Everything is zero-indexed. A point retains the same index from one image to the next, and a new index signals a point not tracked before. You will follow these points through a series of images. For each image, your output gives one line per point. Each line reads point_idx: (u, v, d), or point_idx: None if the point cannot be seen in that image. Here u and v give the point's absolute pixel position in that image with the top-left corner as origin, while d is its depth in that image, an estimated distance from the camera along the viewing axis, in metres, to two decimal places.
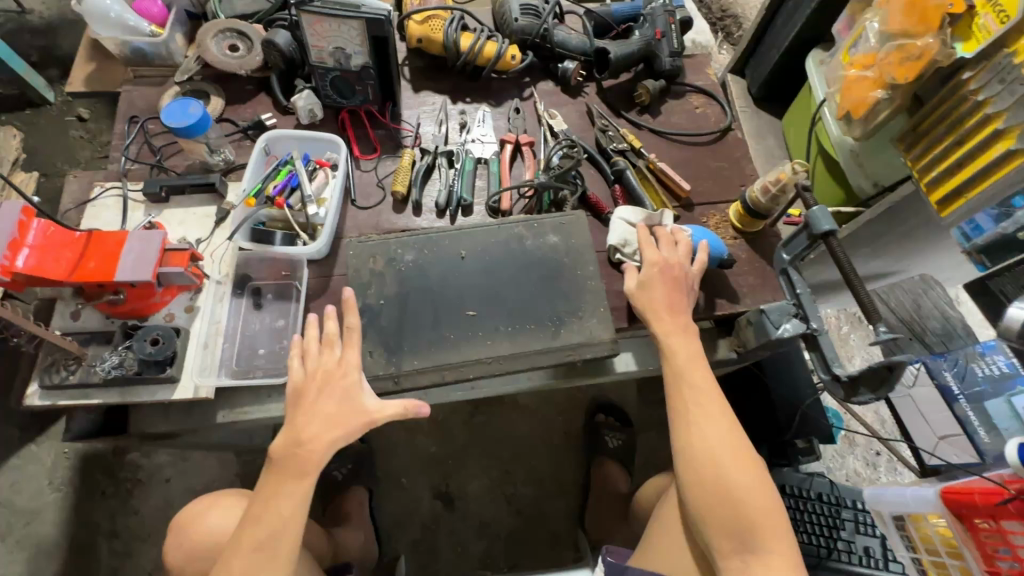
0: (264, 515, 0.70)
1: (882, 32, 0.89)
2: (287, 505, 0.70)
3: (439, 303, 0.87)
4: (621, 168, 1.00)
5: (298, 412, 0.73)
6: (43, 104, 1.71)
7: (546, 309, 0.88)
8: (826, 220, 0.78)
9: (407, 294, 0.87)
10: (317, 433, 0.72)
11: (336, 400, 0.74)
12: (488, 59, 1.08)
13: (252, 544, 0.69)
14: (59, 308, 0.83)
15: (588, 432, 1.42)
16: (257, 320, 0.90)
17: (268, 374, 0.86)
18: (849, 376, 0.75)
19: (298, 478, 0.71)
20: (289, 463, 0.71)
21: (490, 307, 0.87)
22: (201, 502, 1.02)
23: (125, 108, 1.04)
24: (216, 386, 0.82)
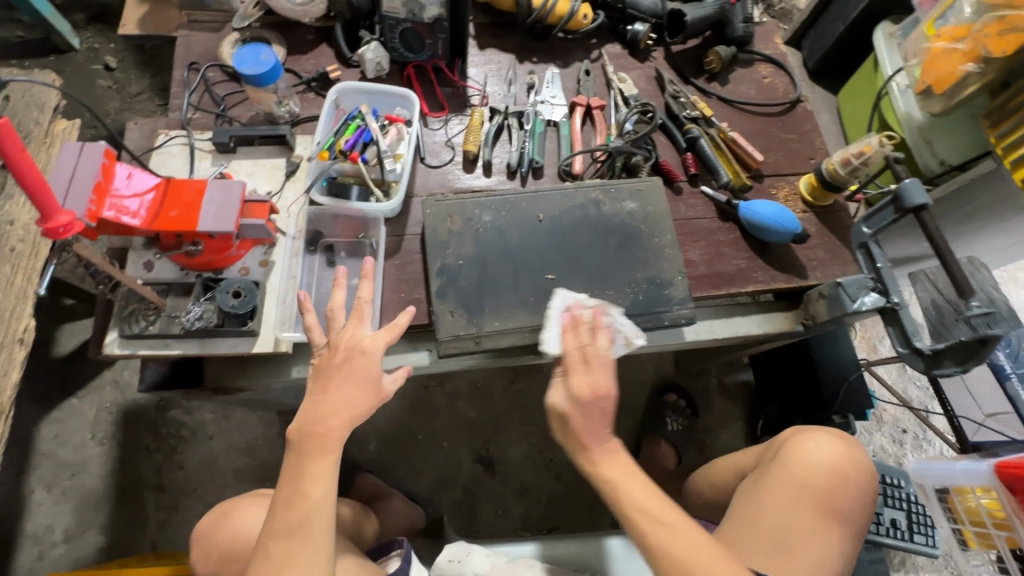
0: (294, 494, 0.66)
1: (980, 4, 0.87)
2: (317, 487, 0.66)
3: (517, 265, 0.86)
4: (695, 136, 0.99)
5: (317, 387, 0.70)
6: (68, 51, 1.65)
7: (624, 276, 0.87)
8: (920, 194, 0.77)
9: (485, 256, 0.86)
10: (336, 407, 0.68)
11: (353, 375, 0.70)
12: (560, 18, 1.04)
13: (286, 525, 0.65)
14: (133, 258, 0.81)
15: (653, 408, 1.44)
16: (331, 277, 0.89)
17: None
18: (934, 349, 0.76)
19: (325, 453, 0.67)
20: (315, 439, 0.67)
21: (569, 271, 0.86)
22: (218, 510, 0.92)
23: (183, 53, 1.00)
24: (295, 340, 0.82)
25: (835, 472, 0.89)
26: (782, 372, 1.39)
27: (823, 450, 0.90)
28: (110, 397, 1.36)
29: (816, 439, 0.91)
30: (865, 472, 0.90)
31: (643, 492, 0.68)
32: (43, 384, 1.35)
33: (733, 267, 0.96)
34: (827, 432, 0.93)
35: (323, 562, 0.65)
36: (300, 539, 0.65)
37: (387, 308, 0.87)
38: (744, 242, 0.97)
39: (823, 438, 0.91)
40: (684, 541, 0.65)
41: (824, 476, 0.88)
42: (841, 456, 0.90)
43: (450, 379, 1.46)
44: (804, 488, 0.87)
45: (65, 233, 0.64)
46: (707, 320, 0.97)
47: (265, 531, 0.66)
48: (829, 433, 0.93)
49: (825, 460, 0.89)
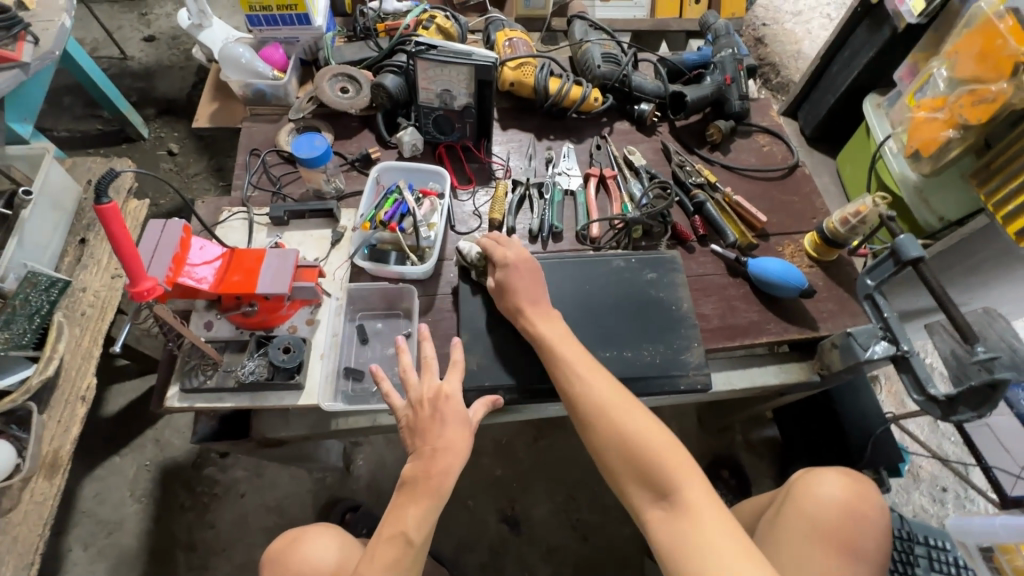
0: (394, 532, 0.72)
1: (952, 79, 0.97)
2: (417, 522, 0.73)
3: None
4: (702, 201, 1.08)
5: (419, 442, 0.77)
6: (138, 140, 1.87)
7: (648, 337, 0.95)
8: (915, 247, 0.83)
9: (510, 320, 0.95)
10: (440, 455, 0.75)
11: (446, 418, 0.77)
12: (573, 101, 1.18)
13: (390, 561, 0.71)
14: (195, 318, 0.90)
15: (705, 479, 1.45)
16: (368, 346, 0.94)
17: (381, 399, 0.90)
18: (947, 395, 0.78)
19: (428, 495, 0.74)
20: (425, 483, 0.74)
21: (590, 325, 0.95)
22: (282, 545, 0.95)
23: (246, 142, 1.15)
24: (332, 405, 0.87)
25: (850, 510, 0.89)
26: (805, 425, 1.39)
27: (833, 487, 0.91)
28: (151, 454, 1.43)
29: (825, 478, 0.92)
30: (878, 510, 0.90)
31: (578, 360, 0.82)
32: (90, 442, 1.43)
33: (745, 319, 1.01)
34: (836, 470, 0.94)
35: None
36: (401, 565, 0.71)
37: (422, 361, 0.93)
38: (754, 295, 1.03)
39: (832, 475, 0.92)
40: (609, 408, 0.78)
41: (835, 514, 0.88)
42: (852, 494, 0.90)
43: (475, 435, 1.49)
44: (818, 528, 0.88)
45: (147, 296, 0.73)
46: (724, 370, 1.01)
47: (364, 562, 0.72)
48: (837, 472, 0.93)
49: (835, 497, 0.90)
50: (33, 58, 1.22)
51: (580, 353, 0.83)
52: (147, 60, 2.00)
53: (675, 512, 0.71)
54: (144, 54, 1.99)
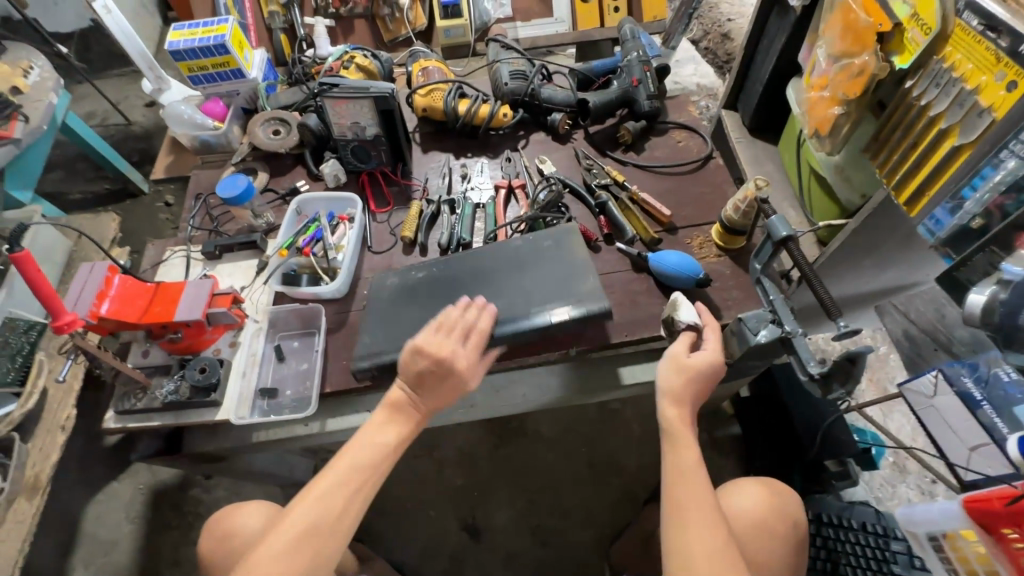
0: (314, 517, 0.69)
1: (830, 56, 0.96)
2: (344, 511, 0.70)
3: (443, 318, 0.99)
4: (603, 201, 1.09)
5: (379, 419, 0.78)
6: (140, 194, 2.07)
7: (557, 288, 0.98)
8: (783, 226, 0.82)
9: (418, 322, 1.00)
10: (440, 397, 0.80)
11: (447, 384, 0.80)
12: (483, 119, 1.24)
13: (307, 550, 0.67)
14: (134, 348, 1.01)
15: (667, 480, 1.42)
16: (285, 363, 1.03)
17: (293, 411, 0.97)
18: (820, 373, 0.75)
19: (406, 420, 0.79)
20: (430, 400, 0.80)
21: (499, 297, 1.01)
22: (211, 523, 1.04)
23: (193, 187, 1.27)
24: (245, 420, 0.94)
25: (767, 524, 0.93)
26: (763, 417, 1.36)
27: (755, 499, 0.96)
28: (144, 478, 1.56)
29: (751, 489, 0.98)
30: (790, 527, 0.95)
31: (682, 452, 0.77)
32: (93, 469, 1.58)
33: (648, 313, 1.02)
34: (761, 484, 0.99)
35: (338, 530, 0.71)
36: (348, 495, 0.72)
37: (332, 374, 1.00)
38: (657, 289, 1.04)
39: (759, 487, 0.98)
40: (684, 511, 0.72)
41: (747, 523, 0.93)
42: (769, 510, 0.95)
43: (439, 447, 1.54)
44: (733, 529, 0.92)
45: (68, 328, 0.83)
46: (624, 365, 1.06)
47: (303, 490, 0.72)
48: (760, 485, 0.99)
49: (753, 507, 0.95)
50: (23, 133, 1.42)
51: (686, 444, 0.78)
52: (148, 123, 2.23)
53: None
54: (145, 118, 2.23)
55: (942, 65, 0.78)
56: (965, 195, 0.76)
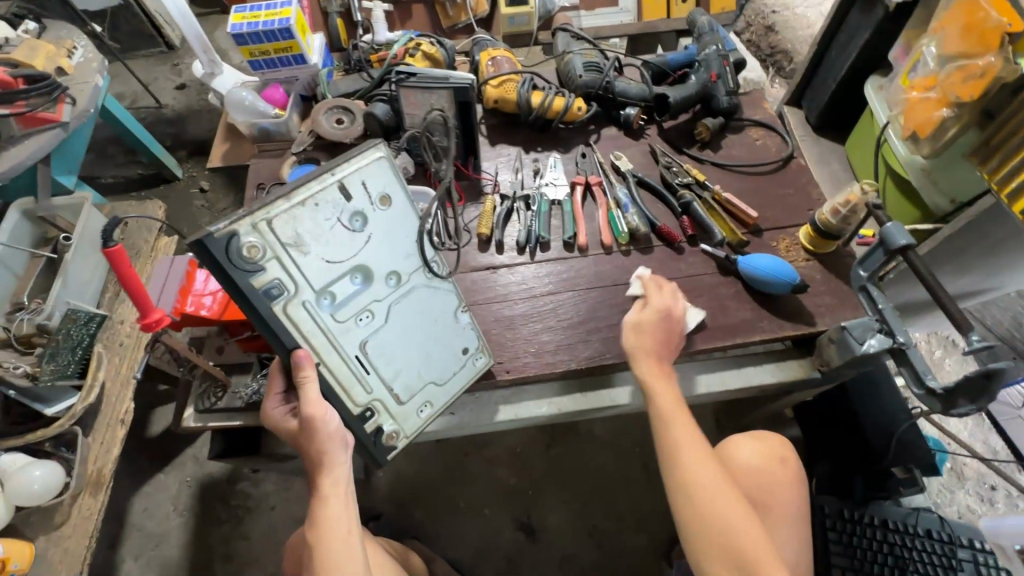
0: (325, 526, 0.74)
1: (941, 56, 0.93)
2: (336, 514, 0.73)
3: (373, 339, 0.82)
4: (689, 201, 1.07)
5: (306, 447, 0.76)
6: (173, 180, 2.02)
7: (344, 238, 0.74)
8: (902, 235, 0.80)
9: (402, 346, 0.86)
10: (327, 438, 0.74)
11: (310, 436, 0.74)
12: (557, 112, 1.19)
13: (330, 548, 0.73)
14: (208, 344, 0.98)
15: None
16: None
17: None
18: (945, 388, 0.75)
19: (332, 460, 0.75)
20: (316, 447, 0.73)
21: (375, 283, 0.80)
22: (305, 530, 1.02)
23: (254, 177, 1.23)
24: None
25: (766, 469, 0.93)
26: (824, 422, 1.34)
27: (753, 450, 0.95)
28: (190, 471, 1.54)
29: (749, 441, 0.96)
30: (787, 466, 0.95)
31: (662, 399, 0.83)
32: (138, 461, 1.55)
33: (738, 318, 0.99)
34: (751, 434, 0.99)
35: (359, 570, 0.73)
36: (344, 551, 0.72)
37: None
38: (747, 293, 1.01)
39: (751, 439, 0.96)
40: (688, 460, 0.78)
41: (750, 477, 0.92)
42: (768, 458, 0.94)
43: (489, 445, 1.52)
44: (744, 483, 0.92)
45: (156, 326, 0.81)
46: (716, 371, 0.99)
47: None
48: (755, 438, 0.98)
49: (753, 461, 0.94)
50: (71, 117, 1.37)
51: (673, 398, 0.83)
52: (179, 106, 2.17)
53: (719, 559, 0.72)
54: (177, 101, 2.17)
55: None
56: None
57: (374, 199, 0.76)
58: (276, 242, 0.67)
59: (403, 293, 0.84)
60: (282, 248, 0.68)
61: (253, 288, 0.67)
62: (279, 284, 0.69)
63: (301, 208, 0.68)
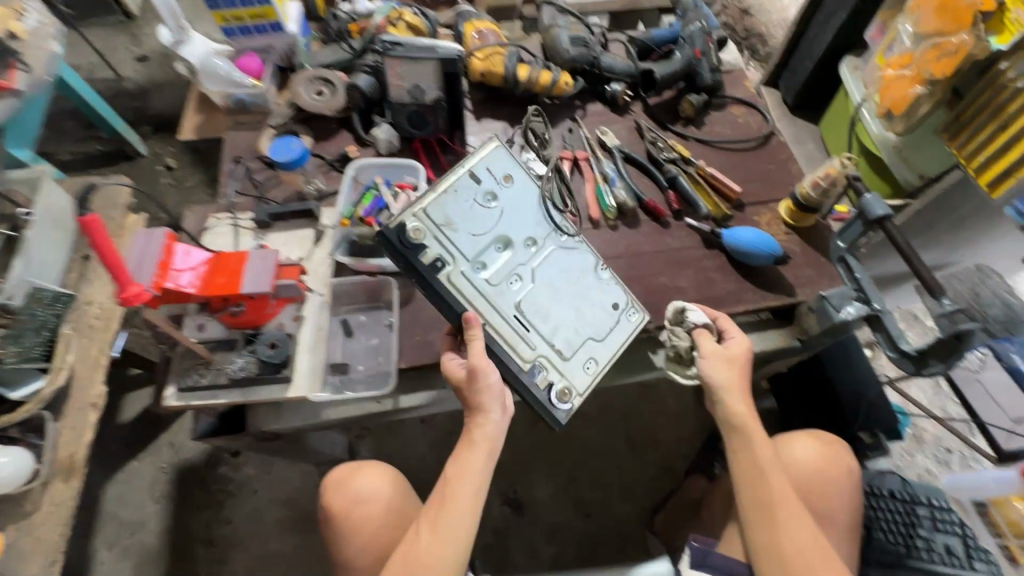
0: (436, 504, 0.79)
1: (917, 34, 0.96)
2: (479, 466, 0.79)
3: (527, 299, 0.90)
4: (674, 175, 1.09)
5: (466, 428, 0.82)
6: (137, 157, 1.93)
7: (482, 214, 0.89)
8: (880, 206, 0.83)
9: (554, 304, 0.92)
10: (489, 392, 0.81)
11: (479, 387, 0.81)
12: (544, 86, 1.18)
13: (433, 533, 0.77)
14: (188, 322, 0.95)
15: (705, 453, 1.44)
16: (353, 343, 0.98)
17: (368, 387, 0.93)
18: (917, 350, 0.79)
19: (483, 414, 0.81)
20: (477, 395, 0.81)
21: (515, 249, 0.91)
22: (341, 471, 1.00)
23: (230, 150, 1.19)
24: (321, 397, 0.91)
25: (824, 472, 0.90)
26: (799, 392, 1.40)
27: (810, 448, 0.91)
28: (167, 457, 1.49)
29: (804, 440, 0.92)
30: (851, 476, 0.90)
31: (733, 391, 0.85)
32: (111, 448, 1.50)
33: (723, 290, 1.02)
34: (809, 433, 0.94)
35: (464, 535, 0.77)
36: (471, 511, 0.78)
37: (404, 350, 0.95)
38: (731, 265, 1.04)
39: (809, 437, 0.92)
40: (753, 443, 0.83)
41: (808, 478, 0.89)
42: (824, 459, 0.91)
43: None
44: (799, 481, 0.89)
45: (135, 301, 0.79)
46: None
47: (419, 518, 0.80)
48: (813, 437, 0.93)
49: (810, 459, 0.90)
50: (25, 84, 1.28)
51: (735, 383, 0.86)
52: (141, 79, 2.06)
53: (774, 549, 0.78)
54: (137, 73, 2.05)
55: None
56: None
57: (499, 180, 0.92)
58: (432, 225, 0.84)
59: (541, 258, 0.93)
60: (439, 230, 0.85)
61: (423, 262, 0.82)
62: (440, 258, 0.84)
63: (444, 196, 0.86)
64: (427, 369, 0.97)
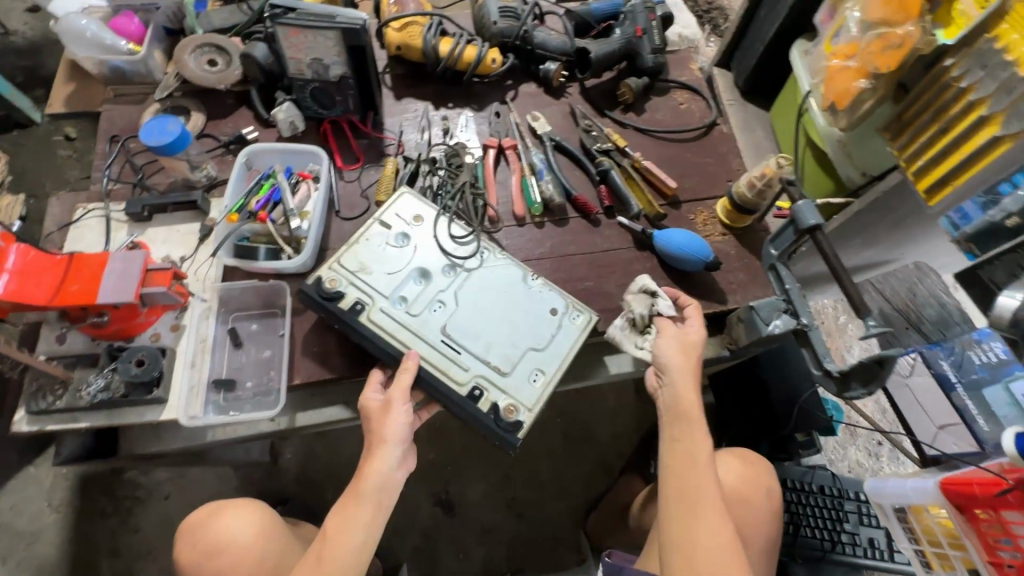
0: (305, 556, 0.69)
1: (863, 22, 0.87)
2: (365, 517, 0.70)
3: (453, 321, 0.83)
4: (607, 168, 0.99)
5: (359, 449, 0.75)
6: (29, 124, 1.70)
7: (395, 254, 0.87)
8: (812, 214, 0.77)
9: (485, 321, 0.84)
10: (388, 427, 0.74)
11: (381, 419, 0.74)
12: (469, 63, 1.07)
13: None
14: (45, 334, 0.82)
15: (642, 450, 1.42)
16: (243, 354, 0.88)
17: (256, 407, 0.84)
18: (841, 371, 0.74)
19: (377, 449, 0.73)
20: (376, 425, 0.74)
21: (434, 276, 0.86)
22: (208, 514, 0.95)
23: (106, 127, 1.04)
24: (200, 420, 0.81)
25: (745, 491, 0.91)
26: (737, 396, 1.37)
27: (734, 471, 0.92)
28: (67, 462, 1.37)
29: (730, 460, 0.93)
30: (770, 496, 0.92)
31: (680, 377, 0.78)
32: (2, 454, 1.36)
33: None
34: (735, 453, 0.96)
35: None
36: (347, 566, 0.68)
37: (299, 364, 0.86)
38: (661, 269, 0.97)
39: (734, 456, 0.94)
40: (692, 430, 0.75)
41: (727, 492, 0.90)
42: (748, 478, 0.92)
43: None
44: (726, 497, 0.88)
45: None
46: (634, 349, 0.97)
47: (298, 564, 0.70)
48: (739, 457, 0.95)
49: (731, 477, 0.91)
50: None
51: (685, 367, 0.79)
52: (32, 33, 1.80)
53: (685, 542, 0.68)
54: (28, 27, 1.80)
55: (993, 44, 0.74)
56: (1002, 192, 0.75)
57: (409, 221, 0.90)
58: (346, 272, 0.84)
59: (466, 277, 0.87)
60: (354, 276, 0.84)
61: (342, 308, 0.81)
62: (359, 301, 0.82)
63: (357, 245, 0.87)
64: (324, 384, 0.88)
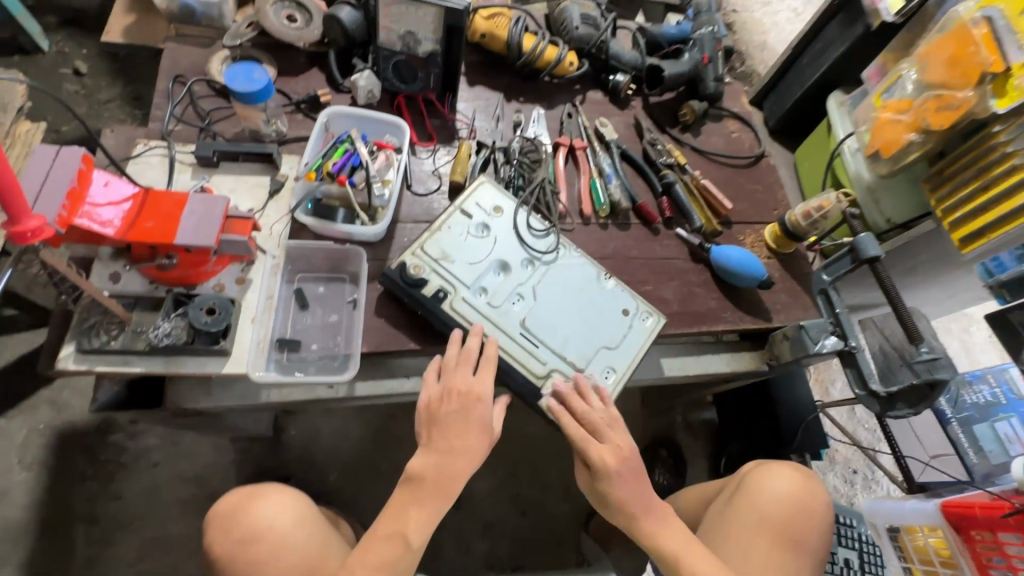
0: (391, 531, 0.70)
1: (921, 82, 1.01)
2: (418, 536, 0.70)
3: (532, 315, 0.86)
4: (671, 181, 1.05)
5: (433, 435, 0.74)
6: (34, 52, 1.58)
7: (476, 244, 0.89)
8: (873, 247, 0.83)
9: (560, 318, 0.87)
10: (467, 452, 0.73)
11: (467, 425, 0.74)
12: (547, 63, 1.10)
13: (381, 562, 0.68)
14: (98, 269, 0.77)
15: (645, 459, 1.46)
16: (308, 317, 0.86)
17: (320, 371, 0.82)
18: (888, 393, 0.82)
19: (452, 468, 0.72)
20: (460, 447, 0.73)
21: (513, 269, 0.89)
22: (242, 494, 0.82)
23: (169, 66, 0.99)
24: (266, 376, 0.78)
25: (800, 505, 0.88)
26: (743, 410, 1.44)
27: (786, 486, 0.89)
28: (44, 417, 1.26)
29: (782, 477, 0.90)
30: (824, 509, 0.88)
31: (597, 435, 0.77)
32: None
33: (704, 306, 1.00)
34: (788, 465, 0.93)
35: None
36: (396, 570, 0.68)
37: (368, 332, 0.84)
38: (714, 283, 1.02)
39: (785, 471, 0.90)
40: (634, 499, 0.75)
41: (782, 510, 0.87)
42: (803, 492, 0.88)
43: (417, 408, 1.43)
44: (760, 515, 0.86)
45: (32, 237, 0.59)
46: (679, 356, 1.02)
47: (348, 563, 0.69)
48: (790, 469, 0.92)
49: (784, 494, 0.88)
50: None
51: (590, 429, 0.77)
52: None
53: None
54: None
55: None
56: None
57: (489, 212, 0.92)
58: (429, 260, 0.86)
59: (544, 272, 0.90)
60: (437, 264, 0.86)
61: (425, 295, 0.83)
62: (441, 289, 0.85)
63: (439, 232, 0.88)
64: (388, 355, 0.87)
